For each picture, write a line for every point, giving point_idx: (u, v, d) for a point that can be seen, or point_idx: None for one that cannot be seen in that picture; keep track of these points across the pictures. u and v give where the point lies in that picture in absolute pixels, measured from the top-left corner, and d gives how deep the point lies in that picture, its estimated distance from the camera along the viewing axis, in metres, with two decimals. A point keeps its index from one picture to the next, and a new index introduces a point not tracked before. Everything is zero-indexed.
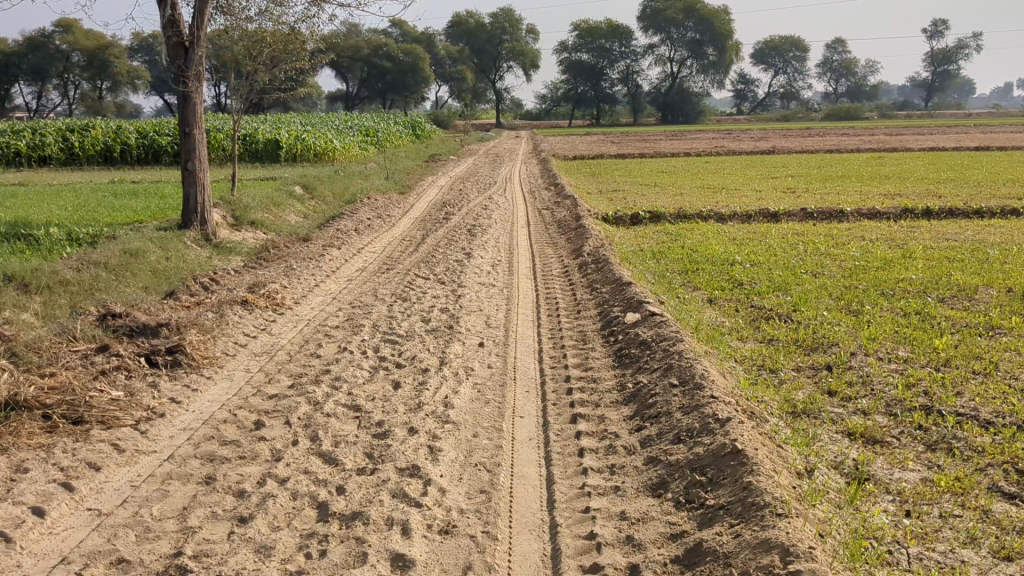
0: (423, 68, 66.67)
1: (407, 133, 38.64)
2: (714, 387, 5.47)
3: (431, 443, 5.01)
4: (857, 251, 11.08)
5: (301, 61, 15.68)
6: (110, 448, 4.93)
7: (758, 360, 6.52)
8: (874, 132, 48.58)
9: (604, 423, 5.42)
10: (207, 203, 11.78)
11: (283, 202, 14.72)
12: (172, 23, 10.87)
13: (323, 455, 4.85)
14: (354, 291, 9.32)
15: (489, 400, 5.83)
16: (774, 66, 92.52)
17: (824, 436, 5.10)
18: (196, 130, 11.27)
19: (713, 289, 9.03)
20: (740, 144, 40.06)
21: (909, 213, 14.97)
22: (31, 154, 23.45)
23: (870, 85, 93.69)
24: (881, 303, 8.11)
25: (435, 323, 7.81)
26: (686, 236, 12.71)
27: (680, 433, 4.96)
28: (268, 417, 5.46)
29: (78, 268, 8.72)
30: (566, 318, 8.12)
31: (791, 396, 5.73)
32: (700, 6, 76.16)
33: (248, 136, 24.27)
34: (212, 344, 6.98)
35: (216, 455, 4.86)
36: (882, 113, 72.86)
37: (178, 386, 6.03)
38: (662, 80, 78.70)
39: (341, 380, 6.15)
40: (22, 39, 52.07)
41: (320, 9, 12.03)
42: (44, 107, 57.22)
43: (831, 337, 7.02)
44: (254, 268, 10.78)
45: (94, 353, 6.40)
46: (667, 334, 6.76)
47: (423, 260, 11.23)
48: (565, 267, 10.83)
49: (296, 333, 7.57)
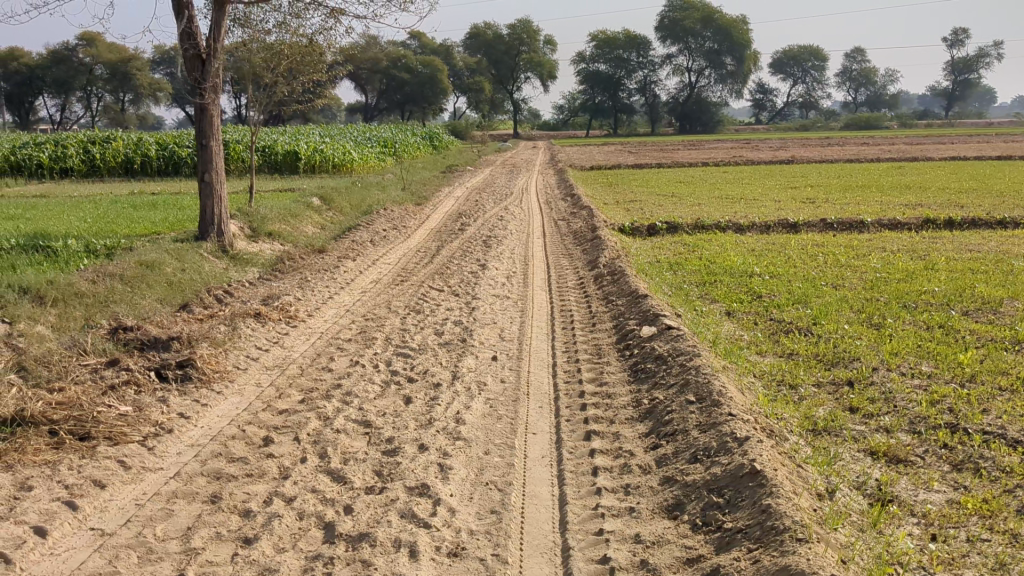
0: (442, 79, 67.08)
1: (425, 144, 38.65)
2: (732, 404, 5.34)
3: (442, 461, 4.90)
4: (878, 262, 10.90)
5: (318, 74, 15.68)
6: (116, 465, 4.85)
7: (777, 375, 6.38)
8: (894, 141, 48.30)
9: (619, 440, 5.30)
10: (223, 215, 11.75)
11: (299, 213, 14.68)
12: (189, 35, 10.84)
13: (332, 473, 4.75)
14: (368, 304, 9.24)
15: (501, 417, 5.72)
16: (794, 76, 92.15)
17: (846, 455, 4.96)
18: (213, 142, 11.25)
19: (732, 301, 8.89)
20: (759, 153, 39.84)
21: (931, 223, 14.77)
22: (52, 166, 23.61)
23: (890, 94, 93.14)
24: (903, 316, 7.95)
25: (448, 337, 7.72)
26: (703, 247, 12.57)
27: (697, 452, 4.84)
28: (276, 434, 5.36)
29: (93, 281, 8.69)
30: (581, 331, 8.01)
31: (812, 412, 5.59)
32: (718, 16, 75.96)
33: (266, 148, 24.33)
34: (224, 357, 6.90)
35: (223, 473, 4.77)
36: (903, 122, 72.37)
37: (187, 401, 5.95)
38: (680, 90, 78.52)
39: (352, 395, 6.05)
40: (46, 53, 52.75)
41: (336, 21, 12.01)
42: (67, 119, 57.83)
43: (852, 351, 6.87)
44: (268, 280, 10.73)
45: (103, 367, 6.34)
46: (683, 348, 6.64)
47: (437, 271, 11.15)
48: (580, 278, 10.72)
49: (308, 346, 7.49)
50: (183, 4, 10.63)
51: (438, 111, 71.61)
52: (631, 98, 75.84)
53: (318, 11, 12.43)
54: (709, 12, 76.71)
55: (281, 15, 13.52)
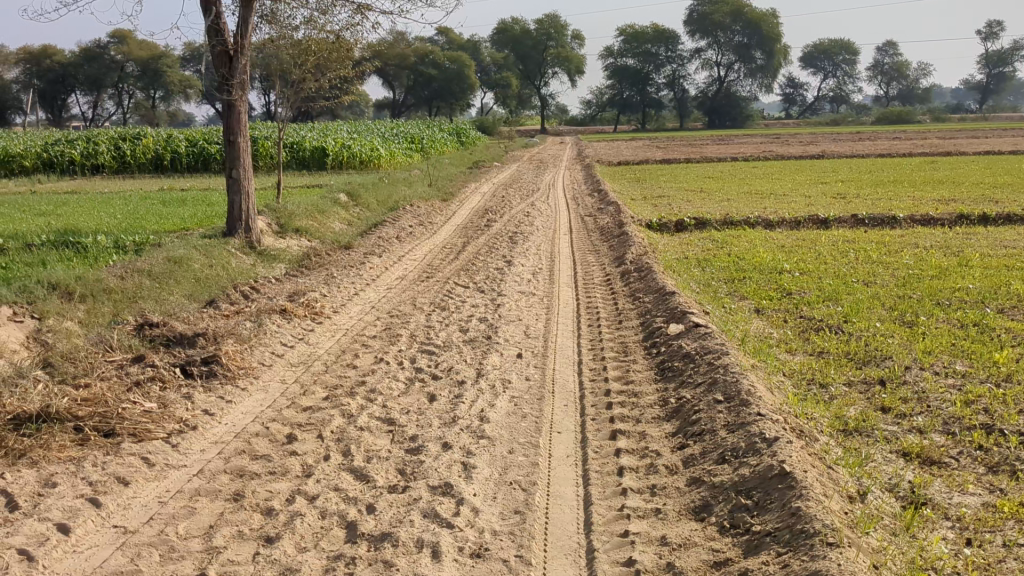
0: (469, 76, 67.25)
1: (452, 140, 38.63)
2: (760, 404, 5.25)
3: (466, 459, 4.85)
4: (911, 259, 10.72)
5: (345, 70, 15.68)
6: (139, 462, 4.84)
7: (807, 373, 6.28)
8: (926, 136, 47.64)
9: (645, 440, 5.22)
10: (251, 211, 11.78)
11: (326, 209, 14.70)
12: (217, 32, 10.84)
13: (355, 472, 4.71)
14: (394, 300, 9.22)
15: (526, 415, 5.66)
16: (824, 70, 91.27)
17: (877, 456, 4.86)
18: (241, 139, 11.26)
19: (761, 298, 8.77)
20: (789, 148, 39.47)
21: (964, 219, 14.53)
22: (84, 162, 23.78)
23: (923, 89, 91.97)
24: (936, 313, 7.80)
25: (473, 333, 7.67)
26: (732, 244, 12.42)
27: (725, 452, 4.75)
28: (300, 431, 5.34)
29: (121, 276, 8.73)
30: (607, 329, 7.93)
31: (842, 412, 5.48)
32: (747, 10, 75.32)
33: (294, 144, 24.42)
34: (249, 354, 6.89)
35: (246, 471, 4.75)
36: (935, 116, 71.45)
37: (211, 398, 5.94)
38: (709, 84, 77.99)
39: (376, 392, 6.01)
40: (78, 51, 53.43)
41: (362, 18, 11.98)
42: (99, 117, 58.46)
43: (883, 350, 6.75)
44: (295, 277, 10.73)
45: (129, 363, 6.35)
46: (712, 347, 6.55)
47: (463, 268, 11.11)
48: (607, 275, 10.63)
49: (333, 342, 7.47)
50: (211, 1, 10.64)
51: (466, 107, 71.63)
52: (659, 93, 75.44)
53: (345, 7, 12.42)
54: (738, 6, 76.07)
55: (308, 12, 13.52)
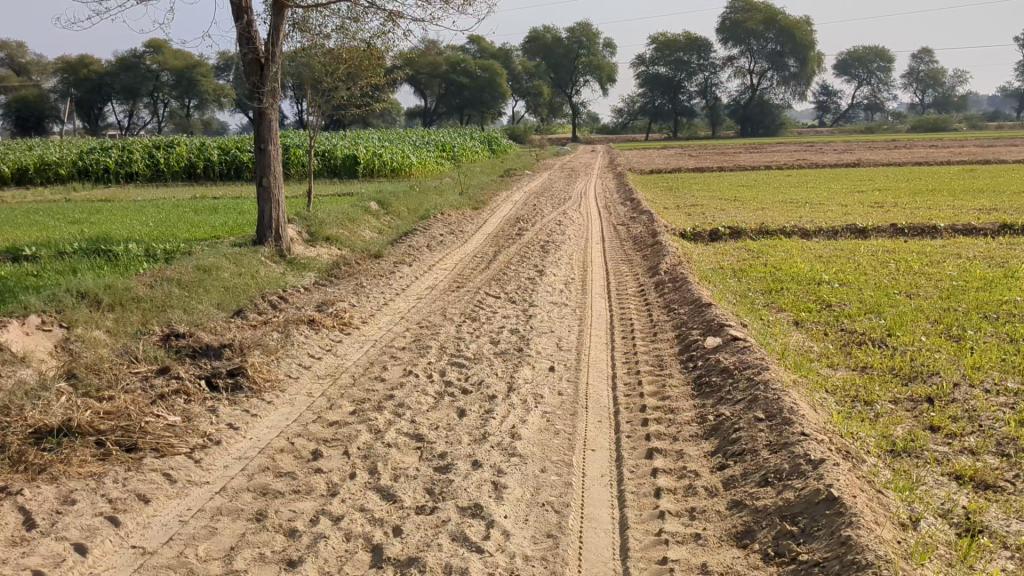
0: (500, 84, 66.48)
1: (483, 148, 38.58)
2: (804, 422, 5.02)
3: (496, 478, 4.68)
4: (954, 270, 10.41)
5: (377, 78, 15.62)
6: (161, 479, 4.71)
7: (851, 390, 6.04)
8: (962, 143, 46.79)
9: (683, 459, 5.01)
10: (281, 219, 11.71)
11: (357, 217, 14.62)
12: (248, 40, 10.77)
13: (381, 491, 4.55)
14: (423, 310, 9.07)
15: (559, 431, 5.48)
16: (858, 77, 90.34)
17: (929, 479, 4.61)
18: (271, 147, 11.18)
19: (800, 310, 8.52)
20: (823, 156, 39.00)
21: (1008, 229, 14.16)
22: (118, 171, 23.91)
23: (959, 96, 90.75)
24: (984, 327, 7.51)
25: (504, 346, 7.49)
26: (768, 254, 12.16)
27: (768, 475, 4.54)
28: (326, 447, 5.19)
29: (150, 285, 8.65)
30: (642, 341, 7.72)
31: (889, 432, 5.24)
32: (781, 17, 74.71)
33: (326, 152, 24.41)
34: (276, 366, 6.76)
35: (269, 489, 4.60)
36: (973, 123, 70.41)
37: (237, 411, 5.81)
38: (741, 92, 77.47)
39: (404, 407, 5.86)
40: (114, 60, 54.06)
41: (394, 25, 11.88)
42: (135, 126, 59.12)
43: (930, 365, 6.49)
44: (324, 286, 10.62)
45: (154, 375, 6.23)
46: (751, 361, 6.33)
47: (494, 277, 10.94)
48: (640, 285, 10.42)
49: (362, 354, 7.33)
50: (243, 8, 10.60)
51: (497, 115, 71.61)
52: (692, 101, 74.97)
53: (377, 14, 12.33)
54: (772, 14, 75.48)
55: (340, 20, 13.45)
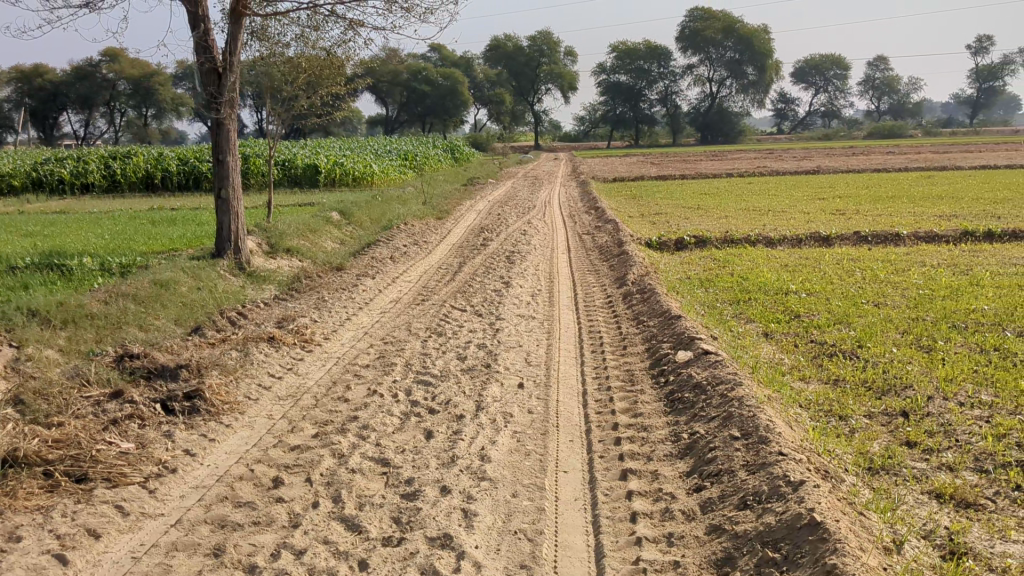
0: (462, 92, 67.10)
1: (446, 156, 38.37)
2: (781, 441, 4.90)
3: (466, 506, 4.51)
4: (920, 278, 10.41)
5: (337, 87, 15.39)
6: (113, 511, 4.47)
7: (825, 404, 5.93)
8: (919, 150, 47.41)
9: (658, 481, 4.87)
10: (241, 232, 11.44)
11: (319, 228, 14.38)
12: (205, 49, 10.51)
13: (346, 522, 4.36)
14: (388, 325, 8.86)
15: (529, 453, 5.32)
16: (815, 85, 91.45)
17: (909, 498, 4.50)
18: (230, 157, 10.90)
19: (769, 321, 8.44)
20: (784, 163, 39.32)
21: (969, 235, 14.25)
22: (73, 182, 23.39)
23: (914, 103, 92.19)
24: (955, 337, 7.47)
25: (471, 362, 7.31)
26: (734, 263, 12.12)
27: (747, 498, 4.41)
28: (288, 473, 4.98)
29: (104, 301, 8.36)
30: (611, 355, 7.58)
31: (866, 448, 5.14)
32: (739, 25, 75.35)
33: (287, 162, 24.07)
34: (234, 386, 6.53)
35: (228, 521, 4.38)
36: (928, 130, 71.51)
37: (194, 436, 5.58)
38: (701, 100, 78.04)
39: (369, 429, 5.66)
40: (69, 69, 53.13)
41: (355, 34, 11.68)
42: (91, 135, 58.14)
43: (903, 377, 6.41)
44: (285, 300, 10.36)
45: (106, 400, 5.97)
46: (723, 376, 6.21)
47: (459, 290, 10.76)
48: (608, 296, 10.29)
49: (324, 373, 7.12)
50: (200, 17, 10.33)
51: (459, 123, 71.47)
52: (652, 109, 75.36)
53: (337, 23, 12.11)
54: (730, 22, 76.13)
55: (300, 29, 13.21)
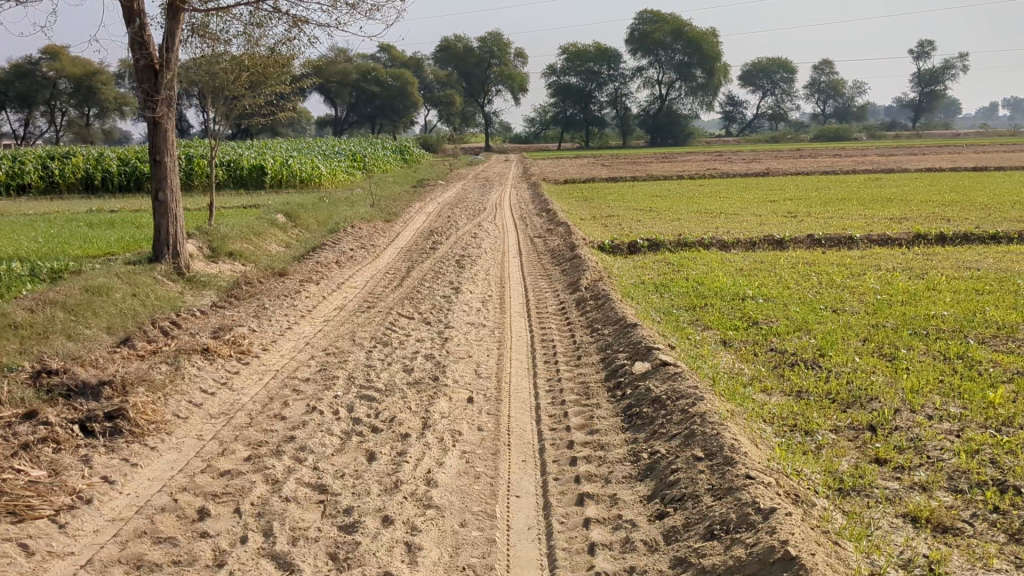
0: (412, 93, 66.45)
1: (394, 157, 37.80)
2: (747, 463, 4.59)
3: (409, 538, 4.14)
4: (876, 282, 10.24)
5: (283, 86, 14.91)
6: (16, 551, 4.01)
7: (789, 419, 5.66)
8: (864, 152, 47.79)
9: (617, 506, 4.55)
10: (179, 235, 10.90)
11: (262, 230, 13.89)
12: (141, 45, 9.97)
13: (277, 560, 3.96)
14: (330, 335, 8.43)
15: (479, 475, 4.96)
16: (763, 88, 92.24)
17: (883, 522, 4.22)
18: (167, 158, 10.36)
19: (727, 329, 8.17)
20: (733, 165, 39.31)
21: (922, 238, 14.15)
22: (9, 183, 22.52)
23: (858, 106, 93.33)
24: (917, 345, 7.25)
25: (418, 374, 6.92)
26: (689, 267, 11.87)
27: (713, 527, 4.09)
28: (215, 504, 4.55)
29: (29, 310, 7.85)
30: (564, 366, 7.26)
31: (835, 467, 4.86)
32: (687, 28, 75.78)
33: (232, 162, 23.40)
34: (162, 404, 6.06)
35: (145, 561, 3.96)
36: (871, 134, 72.41)
37: (114, 460, 5.12)
38: (650, 102, 78.27)
39: (306, 451, 5.26)
40: (8, 67, 51.58)
41: (298, 30, 11.25)
42: (31, 134, 56.58)
43: (868, 389, 6.15)
44: (223, 307, 9.86)
45: (18, 421, 5.48)
46: (683, 391, 5.91)
47: (407, 296, 10.36)
48: (561, 302, 9.98)
49: (261, 388, 6.68)
50: (134, 11, 9.81)
51: (409, 124, 70.86)
52: (602, 111, 75.44)
53: (281, 20, 11.67)
54: (679, 25, 76.54)
55: (242, 25, 12.72)
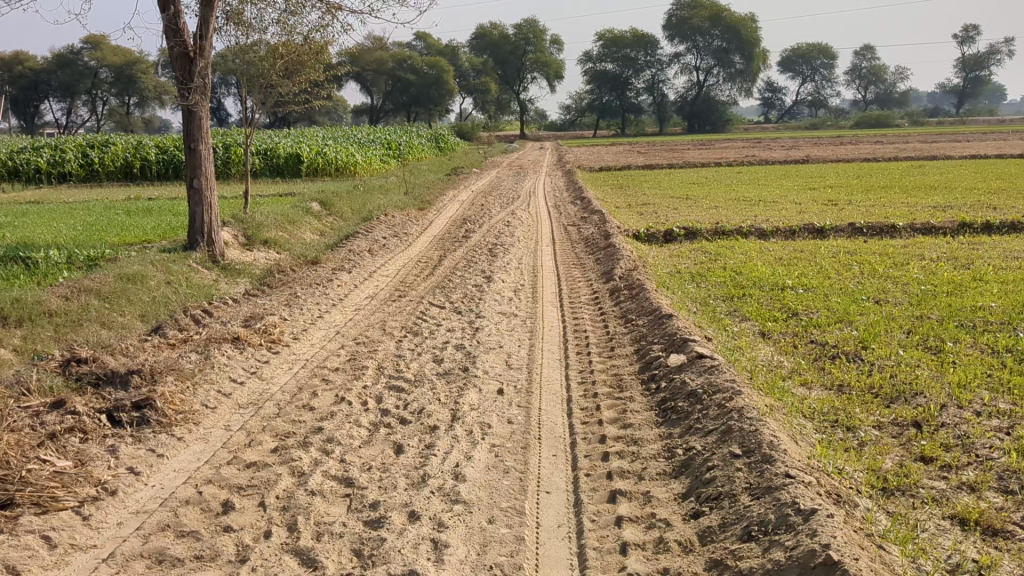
0: (448, 81, 66.11)
1: (430, 145, 37.73)
2: (787, 461, 4.42)
3: (436, 535, 4.02)
4: (920, 272, 9.95)
5: (317, 74, 14.84)
6: (38, 544, 3.95)
7: (830, 414, 5.47)
8: (906, 140, 46.83)
9: (651, 504, 4.41)
10: (214, 223, 10.85)
11: (297, 218, 13.86)
12: (175, 32, 9.93)
13: (300, 555, 3.86)
14: (361, 324, 8.35)
15: (509, 469, 4.84)
16: (802, 74, 91.05)
17: (929, 524, 4.04)
18: (201, 146, 10.31)
19: (765, 320, 7.97)
20: (772, 153, 38.84)
21: (967, 227, 13.79)
22: (50, 170, 22.78)
23: (900, 92, 91.68)
24: (964, 338, 7.01)
25: (449, 365, 6.80)
26: (726, 256, 11.64)
27: (751, 528, 3.94)
28: (240, 497, 4.47)
29: (65, 298, 7.84)
30: (597, 357, 7.12)
31: (878, 465, 4.68)
32: (726, 14, 75.00)
33: (268, 151, 23.42)
34: (191, 394, 6.00)
35: (167, 555, 3.88)
36: (913, 120, 71.11)
37: (141, 451, 5.06)
38: (688, 89, 77.52)
39: (333, 442, 5.16)
40: (51, 56, 52.46)
41: (334, 17, 11.17)
42: (73, 123, 57.39)
43: (913, 384, 5.94)
44: (256, 295, 9.81)
45: (47, 410, 5.42)
46: (720, 385, 5.75)
47: (439, 285, 10.27)
48: (594, 292, 9.83)
49: (290, 377, 6.61)
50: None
51: (445, 112, 70.79)
52: (639, 98, 74.86)
53: (316, 7, 11.60)
54: (718, 10, 75.75)
55: (279, 12, 12.67)
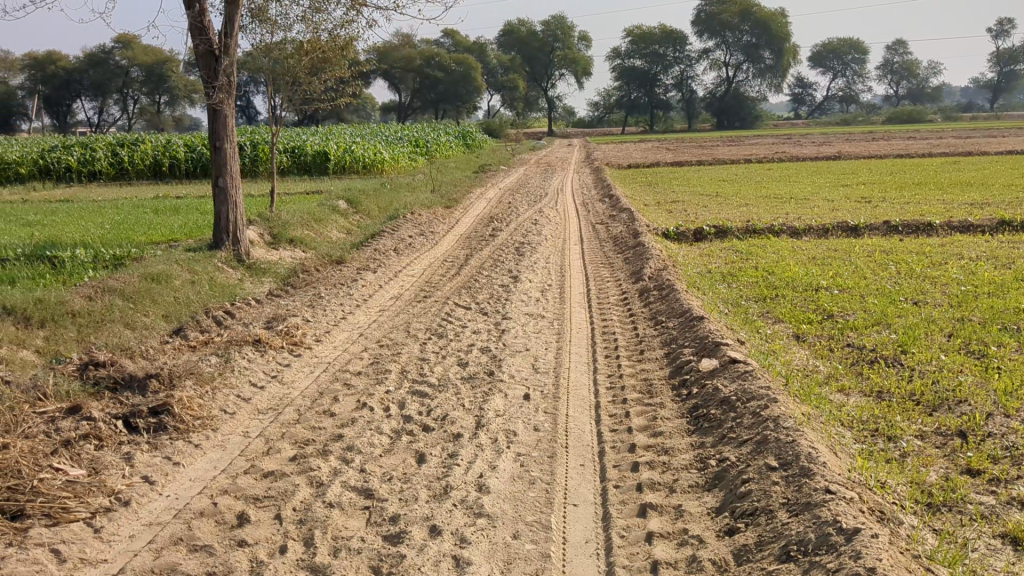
0: (476, 77, 66.19)
1: (457, 142, 37.59)
2: (827, 475, 4.21)
3: (458, 552, 3.85)
4: (959, 272, 9.65)
5: (343, 71, 14.71)
6: (47, 558, 3.82)
7: (870, 422, 5.24)
8: (936, 136, 46.02)
9: (683, 519, 4.21)
10: (239, 222, 10.74)
11: (324, 217, 13.77)
12: (200, 30, 9.83)
13: (316, 573, 3.71)
14: (385, 325, 8.21)
15: (534, 480, 4.66)
16: (833, 70, 90.00)
17: (979, 543, 3.81)
18: (226, 145, 10.19)
19: (800, 322, 7.73)
20: (802, 148, 38.34)
21: (1006, 225, 13.42)
22: (80, 169, 22.84)
23: (933, 87, 90.34)
24: (1007, 342, 6.74)
25: (473, 369, 6.63)
26: (758, 255, 11.39)
27: (790, 547, 3.73)
28: (255, 509, 4.33)
29: (88, 298, 7.76)
30: (627, 361, 6.92)
31: (922, 478, 4.45)
32: (756, 9, 74.30)
33: (296, 149, 23.39)
34: (209, 399, 5.87)
35: (178, 571, 3.74)
36: (946, 115, 70.05)
37: (157, 459, 4.93)
38: (717, 85, 76.90)
39: (354, 451, 5.01)
40: (83, 56, 53.00)
41: (359, 13, 11.03)
42: (105, 122, 57.95)
43: (957, 390, 5.69)
44: (279, 295, 9.69)
45: (62, 416, 5.31)
46: (755, 392, 5.53)
47: (464, 285, 10.10)
48: (623, 293, 9.61)
49: (312, 381, 6.48)
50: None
51: (472, 109, 70.71)
52: (668, 94, 74.34)
53: (340, 4, 11.48)
54: (747, 5, 75.06)
55: (302, 8, 12.55)
